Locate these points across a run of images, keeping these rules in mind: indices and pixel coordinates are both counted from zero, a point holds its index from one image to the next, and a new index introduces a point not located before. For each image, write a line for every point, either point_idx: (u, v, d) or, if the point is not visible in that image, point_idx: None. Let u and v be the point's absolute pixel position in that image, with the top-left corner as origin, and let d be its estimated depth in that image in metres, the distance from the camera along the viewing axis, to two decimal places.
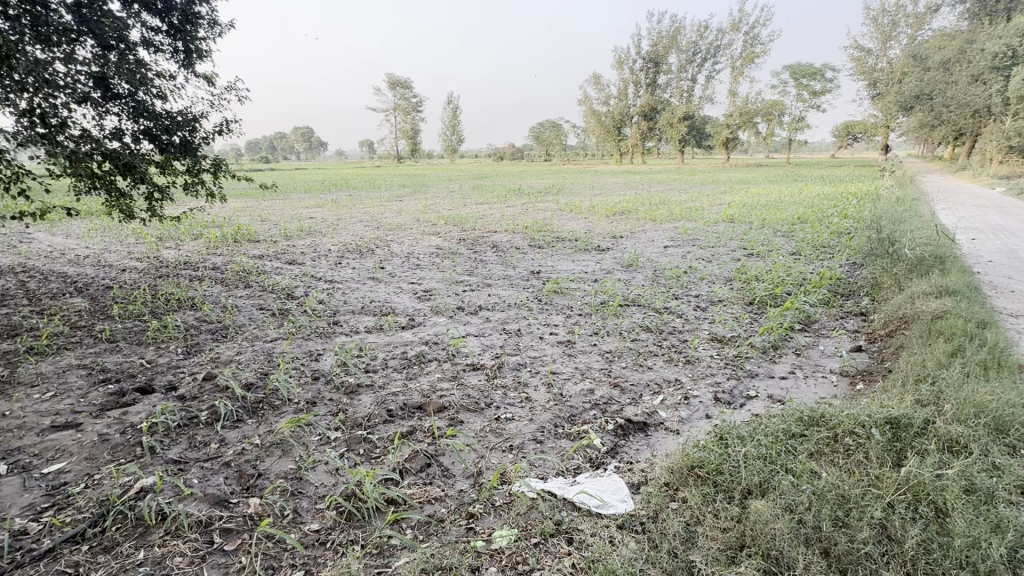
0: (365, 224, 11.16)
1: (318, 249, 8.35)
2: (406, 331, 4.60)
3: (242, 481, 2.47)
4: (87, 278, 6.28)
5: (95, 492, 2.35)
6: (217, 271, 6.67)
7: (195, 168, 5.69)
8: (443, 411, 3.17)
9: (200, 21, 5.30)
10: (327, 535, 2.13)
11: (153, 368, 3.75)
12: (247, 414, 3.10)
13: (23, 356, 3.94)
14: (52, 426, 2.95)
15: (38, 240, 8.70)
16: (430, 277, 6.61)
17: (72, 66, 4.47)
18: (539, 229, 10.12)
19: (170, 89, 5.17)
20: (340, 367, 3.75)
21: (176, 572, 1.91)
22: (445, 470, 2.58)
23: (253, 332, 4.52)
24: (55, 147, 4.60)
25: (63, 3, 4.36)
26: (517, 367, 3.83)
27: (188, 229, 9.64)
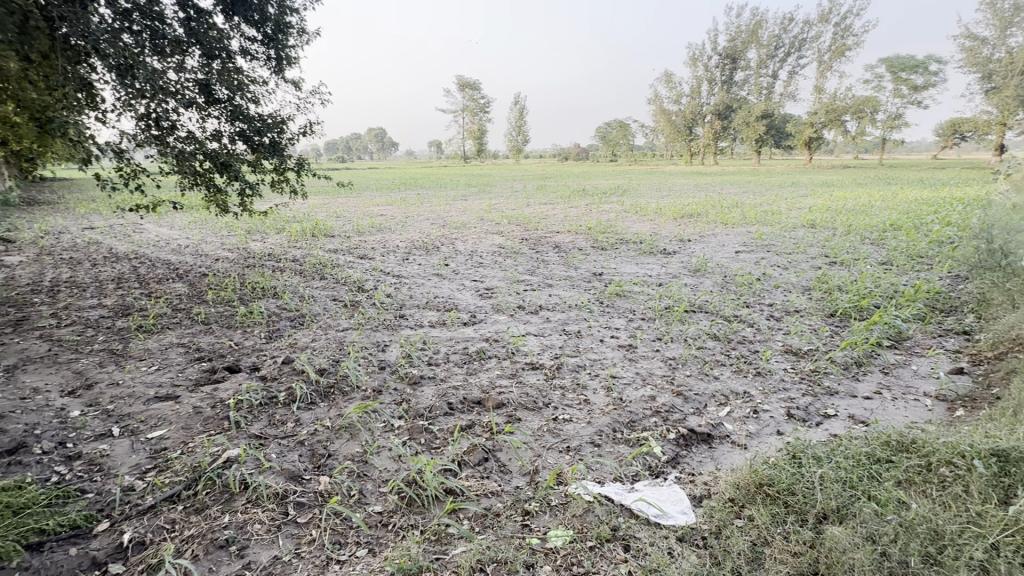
0: (431, 222, 11.51)
1: (387, 245, 8.72)
2: (467, 327, 4.71)
3: (315, 459, 2.64)
4: (187, 266, 6.97)
5: (190, 458, 2.61)
6: (297, 263, 7.16)
7: (282, 167, 6.09)
8: (501, 407, 3.21)
9: (291, 30, 5.70)
10: (389, 517, 2.22)
11: (239, 350, 4.10)
12: (320, 398, 3.31)
13: (134, 332, 4.45)
14: (156, 396, 3.31)
15: (148, 231, 9.77)
16: (493, 275, 6.72)
17: (182, 75, 4.97)
18: (603, 230, 9.98)
19: (263, 94, 5.60)
20: (405, 358, 3.91)
21: (256, 538, 2.08)
22: (502, 466, 2.61)
23: (326, 321, 4.81)
24: (165, 147, 5.21)
25: (177, 19, 4.89)
26: (576, 369, 3.81)
27: (273, 223, 10.42)
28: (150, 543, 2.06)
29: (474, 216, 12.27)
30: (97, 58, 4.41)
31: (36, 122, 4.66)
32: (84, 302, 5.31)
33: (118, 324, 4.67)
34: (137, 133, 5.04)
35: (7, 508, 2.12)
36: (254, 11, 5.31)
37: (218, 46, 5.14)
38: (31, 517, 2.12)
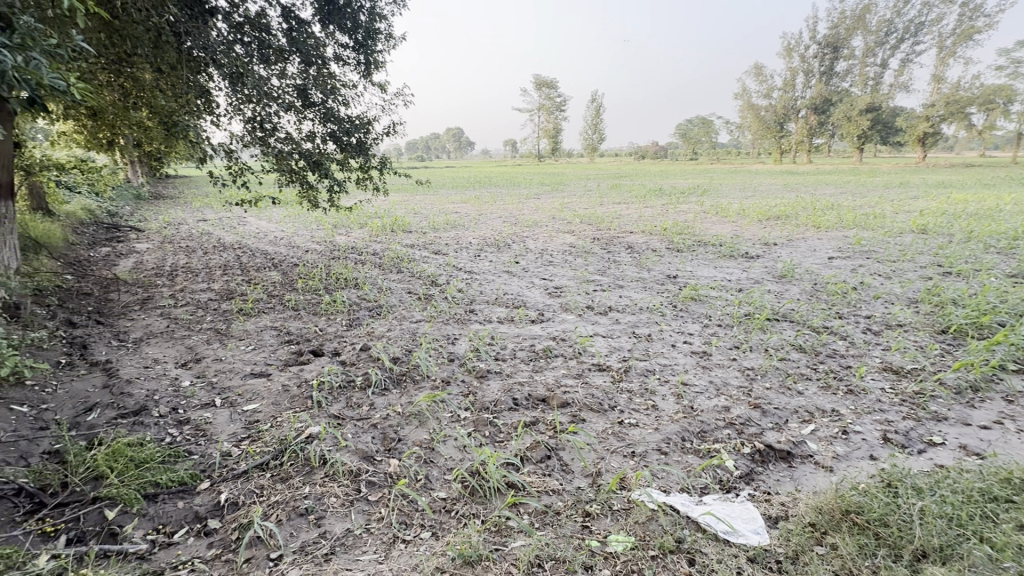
0: (504, 220, 11.69)
1: (461, 241, 8.96)
2: (535, 325, 4.74)
3: (386, 442, 2.79)
4: (281, 256, 7.61)
5: (278, 432, 2.86)
6: (377, 257, 7.57)
7: (367, 165, 6.43)
8: (566, 407, 3.20)
9: (380, 35, 6.02)
10: (452, 504, 2.30)
11: (323, 335, 4.42)
12: (393, 384, 3.48)
13: (236, 315, 4.95)
14: (251, 373, 3.66)
15: (250, 223, 10.77)
16: (562, 274, 6.69)
17: (283, 81, 5.43)
18: (680, 231, 9.58)
19: (352, 97, 5.97)
20: (473, 352, 4.00)
21: (332, 510, 2.24)
22: (565, 465, 2.60)
23: (401, 313, 5.04)
24: (267, 148, 5.71)
25: (281, 30, 5.36)
26: (645, 373, 3.70)
27: (357, 219, 11.09)
28: (242, 504, 2.28)
29: (546, 215, 12.26)
30: (215, 67, 4.95)
31: (165, 126, 5.30)
32: (196, 285, 5.98)
33: (222, 306, 5.20)
34: (245, 135, 5.58)
35: (130, 462, 2.47)
36: (347, 19, 5.68)
37: (316, 53, 5.55)
38: (149, 471, 2.44)
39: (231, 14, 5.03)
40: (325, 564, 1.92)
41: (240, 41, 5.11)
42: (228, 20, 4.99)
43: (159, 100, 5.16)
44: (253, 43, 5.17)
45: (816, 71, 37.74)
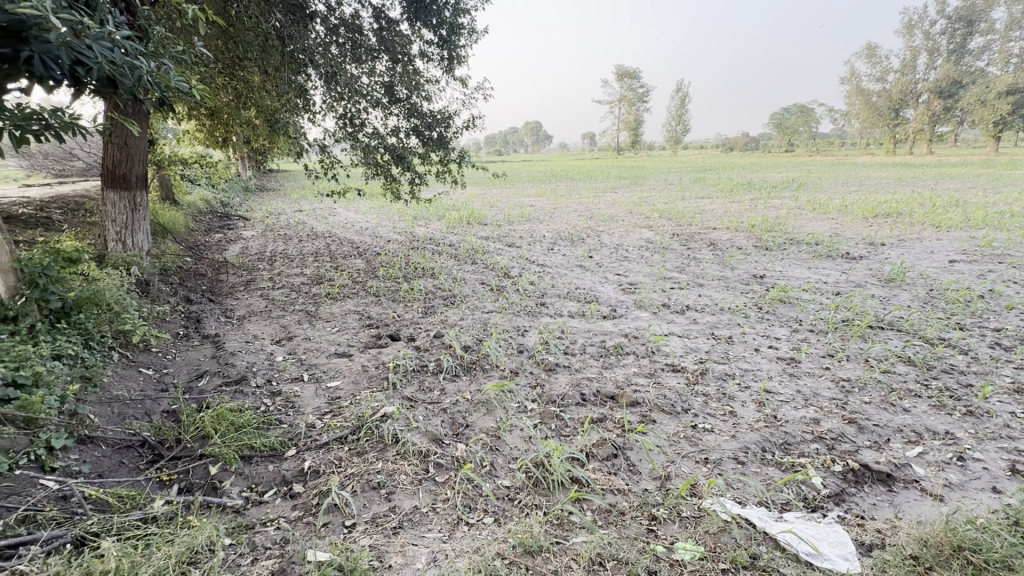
0: (579, 214, 11.53)
1: (535, 235, 8.97)
2: (607, 320, 4.64)
3: (454, 427, 2.87)
4: (366, 245, 8.08)
5: (356, 409, 3.05)
6: (453, 248, 7.79)
7: (446, 159, 6.62)
8: (635, 406, 3.10)
9: (463, 30, 6.15)
10: (516, 493, 2.32)
11: (400, 321, 4.63)
12: (463, 371, 3.58)
13: (324, 298, 5.33)
14: (335, 353, 3.93)
15: (340, 214, 11.53)
16: (638, 270, 6.49)
17: (372, 78, 5.74)
18: (770, 228, 8.89)
19: (435, 92, 6.17)
20: (542, 345, 4.00)
21: (401, 487, 2.34)
22: (632, 466, 2.52)
23: (474, 303, 5.15)
24: (356, 142, 6.07)
25: (372, 29, 5.65)
26: (723, 377, 3.49)
27: (436, 211, 11.47)
28: (323, 473, 2.45)
29: (623, 209, 11.92)
30: (313, 68, 5.34)
31: (269, 123, 5.81)
32: (291, 270, 6.51)
33: (312, 290, 5.62)
34: (337, 130, 5.98)
35: (231, 425, 2.75)
36: (433, 16, 5.84)
37: (402, 51, 5.78)
38: (246, 434, 2.70)
39: (328, 17, 5.39)
40: (393, 537, 2.01)
41: (335, 42, 5.47)
42: (325, 23, 5.35)
43: (265, 100, 5.65)
44: (347, 44, 5.51)
45: (943, 49, 33.26)
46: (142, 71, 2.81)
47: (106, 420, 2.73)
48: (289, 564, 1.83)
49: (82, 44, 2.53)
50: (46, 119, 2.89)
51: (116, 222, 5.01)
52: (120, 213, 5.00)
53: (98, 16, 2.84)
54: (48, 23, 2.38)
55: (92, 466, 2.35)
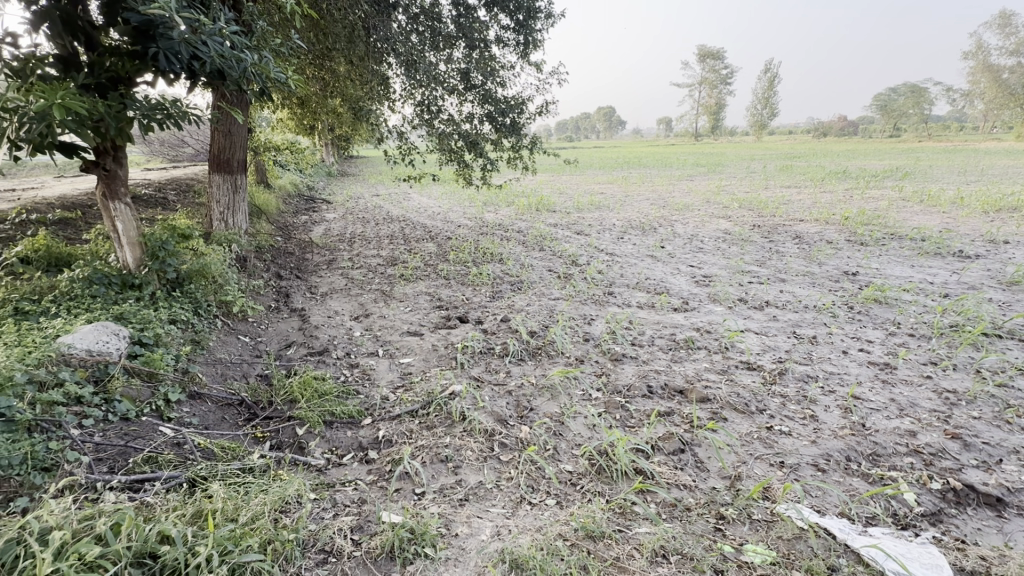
0: (652, 202, 11.15)
1: (604, 223, 8.80)
2: (678, 313, 4.49)
3: (519, 410, 2.93)
4: (438, 229, 8.33)
5: (427, 385, 3.19)
6: (521, 234, 7.84)
7: (518, 145, 6.62)
8: (706, 402, 2.99)
9: (540, 14, 6.10)
10: (578, 479, 2.33)
11: (468, 304, 4.76)
12: (529, 356, 3.62)
13: (398, 279, 5.59)
14: (407, 331, 4.12)
15: (414, 199, 11.96)
16: (713, 262, 6.19)
17: (450, 65, 5.84)
18: (866, 221, 8.10)
19: (509, 78, 6.18)
20: (609, 334, 3.95)
21: (467, 463, 2.43)
22: (700, 462, 2.45)
23: (540, 289, 5.17)
24: (432, 129, 6.23)
25: (451, 17, 5.75)
26: (805, 378, 3.27)
27: (505, 197, 11.55)
28: (395, 442, 2.60)
29: (699, 198, 11.36)
30: (394, 56, 5.55)
31: (353, 111, 6.10)
32: (368, 251, 6.87)
33: (387, 271, 5.91)
34: (414, 118, 6.17)
35: (316, 392, 2.99)
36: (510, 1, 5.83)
37: (479, 37, 5.84)
38: (328, 401, 2.93)
39: (410, 6, 5.55)
40: (459, 508, 2.11)
41: (415, 30, 5.63)
42: (407, 12, 5.51)
43: (350, 89, 5.95)
44: (427, 32, 5.66)
45: None
46: (247, 63, 3.06)
47: (212, 379, 3.06)
48: (365, 522, 1.97)
49: (198, 39, 2.81)
50: (167, 109, 3.25)
51: (220, 203, 5.54)
52: (224, 195, 5.52)
53: (211, 14, 3.14)
54: (172, 22, 2.68)
55: (200, 418, 2.66)
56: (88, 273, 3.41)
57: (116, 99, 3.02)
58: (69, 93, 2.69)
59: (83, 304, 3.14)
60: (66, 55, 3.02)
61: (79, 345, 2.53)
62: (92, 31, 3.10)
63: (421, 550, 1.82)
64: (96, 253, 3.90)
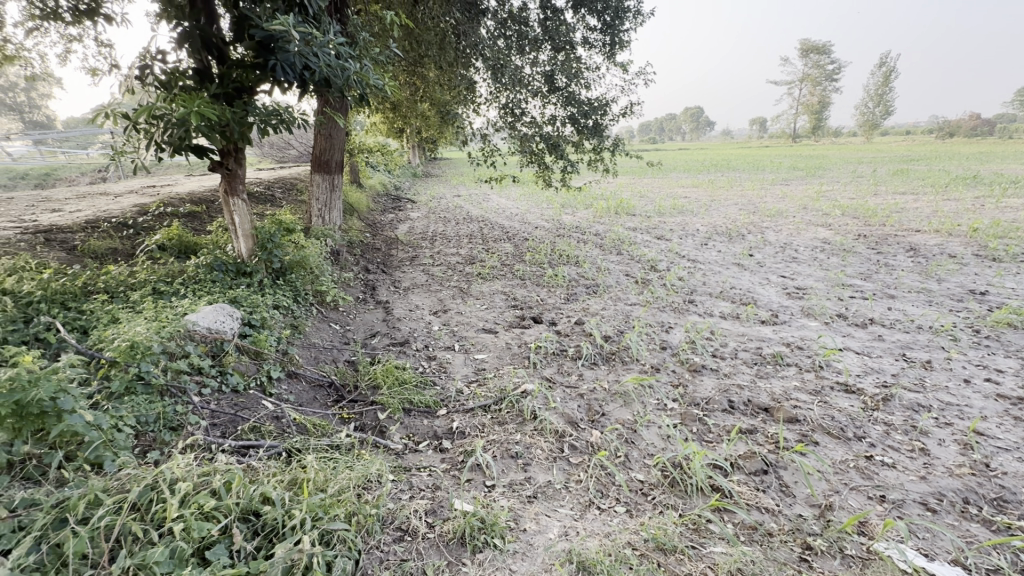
0: (741, 207, 10.52)
1: (687, 228, 8.44)
2: (765, 326, 4.21)
3: (590, 414, 2.90)
4: (515, 230, 8.45)
5: (499, 381, 3.26)
6: (599, 237, 7.73)
7: (600, 147, 6.53)
8: (794, 423, 2.78)
9: (628, 14, 5.98)
10: (650, 489, 2.27)
11: (543, 305, 4.78)
12: (601, 360, 3.58)
13: (476, 277, 5.75)
14: (482, 328, 4.23)
15: (493, 200, 12.22)
16: (809, 273, 5.72)
17: (534, 68, 5.91)
18: (1000, 234, 7.07)
19: (593, 79, 6.12)
20: (688, 343, 3.79)
21: (537, 461, 2.46)
22: (785, 486, 2.28)
23: (617, 294, 5.08)
24: (514, 131, 6.33)
25: (538, 20, 5.82)
26: (914, 407, 2.93)
27: (584, 199, 11.44)
28: (468, 435, 2.69)
29: (795, 204, 10.52)
30: (481, 61, 5.72)
31: (441, 115, 6.36)
32: (448, 250, 7.12)
33: (465, 269, 6.10)
34: (497, 121, 6.31)
35: (396, 380, 3.17)
36: (599, 2, 5.78)
37: (565, 39, 5.84)
38: (408, 390, 3.09)
39: (498, 12, 5.72)
40: (528, 505, 2.13)
41: (503, 35, 5.77)
42: (496, 18, 5.67)
43: (439, 93, 6.22)
44: (514, 36, 5.78)
45: None
46: (350, 71, 3.32)
47: (306, 361, 3.34)
48: (438, 507, 2.06)
49: (310, 51, 3.09)
50: (281, 115, 3.62)
51: (319, 200, 6.03)
52: (323, 193, 6.00)
53: (321, 27, 3.43)
54: (289, 36, 2.99)
55: (296, 396, 2.92)
56: (210, 260, 3.86)
57: (240, 107, 3.40)
58: (204, 102, 3.08)
59: (205, 288, 3.56)
60: (202, 68, 3.46)
61: (201, 323, 2.86)
62: (222, 46, 3.49)
63: (490, 541, 1.87)
64: (216, 242, 4.40)
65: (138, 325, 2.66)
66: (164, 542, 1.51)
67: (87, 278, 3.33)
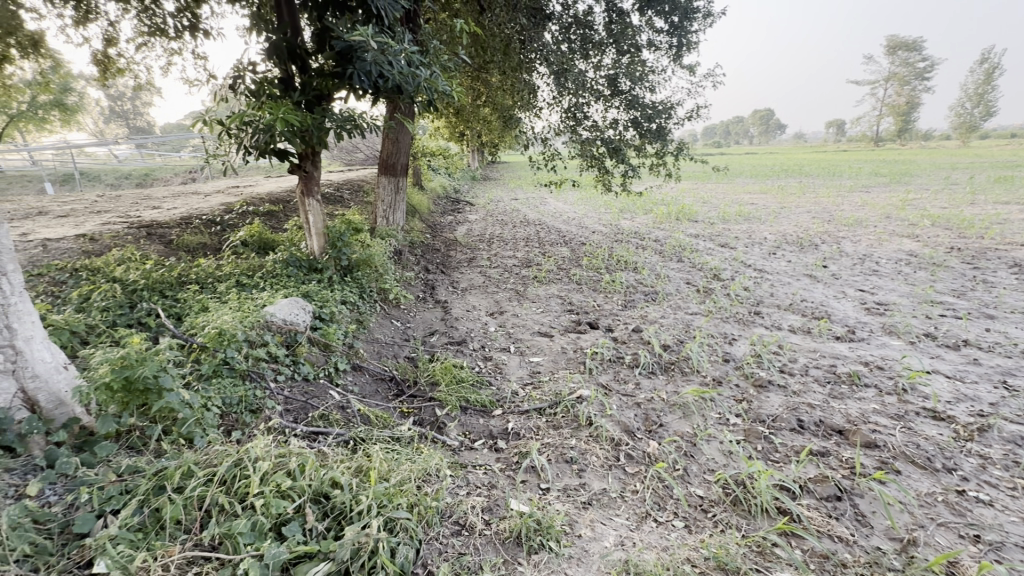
0: (814, 215, 9.91)
1: (753, 236, 8.06)
2: (840, 342, 3.94)
3: (647, 424, 2.84)
4: (572, 235, 8.41)
5: (555, 385, 3.26)
6: (658, 244, 7.55)
7: (663, 151, 6.37)
8: (872, 449, 2.58)
9: (698, 14, 5.81)
10: (710, 506, 2.19)
11: (599, 311, 4.73)
12: (660, 370, 3.49)
13: (532, 281, 5.78)
14: (537, 332, 4.25)
15: (550, 203, 12.23)
16: (892, 288, 5.29)
17: (598, 72, 5.87)
18: None
19: (659, 82, 5.99)
20: (753, 357, 3.62)
21: (592, 468, 2.44)
22: (861, 516, 2.13)
23: (676, 302, 4.93)
24: (575, 135, 6.31)
25: (603, 24, 5.78)
26: (1018, 440, 2.63)
27: (643, 205, 11.22)
28: (523, 436, 2.71)
29: (876, 213, 9.78)
30: (545, 65, 5.76)
31: (502, 119, 6.45)
32: (505, 252, 7.20)
33: (522, 272, 6.15)
34: (559, 125, 6.31)
35: (454, 378, 3.24)
36: (667, 3, 5.66)
37: (630, 42, 5.74)
38: (465, 388, 3.15)
39: (563, 17, 5.74)
40: (583, 511, 2.12)
41: (567, 40, 5.78)
42: (560, 23, 5.69)
43: (502, 99, 6.32)
44: (578, 40, 5.77)
45: None
46: (421, 78, 3.45)
47: (370, 355, 3.50)
48: (494, 505, 2.09)
49: (385, 59, 3.24)
50: (355, 120, 3.82)
51: (385, 202, 6.29)
52: (388, 195, 6.25)
53: (396, 37, 3.60)
54: (368, 45, 3.15)
55: (361, 388, 3.07)
56: (286, 256, 4.13)
57: (320, 113, 3.62)
58: (288, 109, 3.31)
59: (281, 282, 3.82)
60: (286, 78, 3.72)
61: (278, 315, 3.06)
62: (304, 57, 3.72)
63: (545, 543, 1.87)
64: (292, 240, 4.70)
65: (223, 314, 2.90)
66: (246, 515, 1.65)
67: (182, 270, 3.66)
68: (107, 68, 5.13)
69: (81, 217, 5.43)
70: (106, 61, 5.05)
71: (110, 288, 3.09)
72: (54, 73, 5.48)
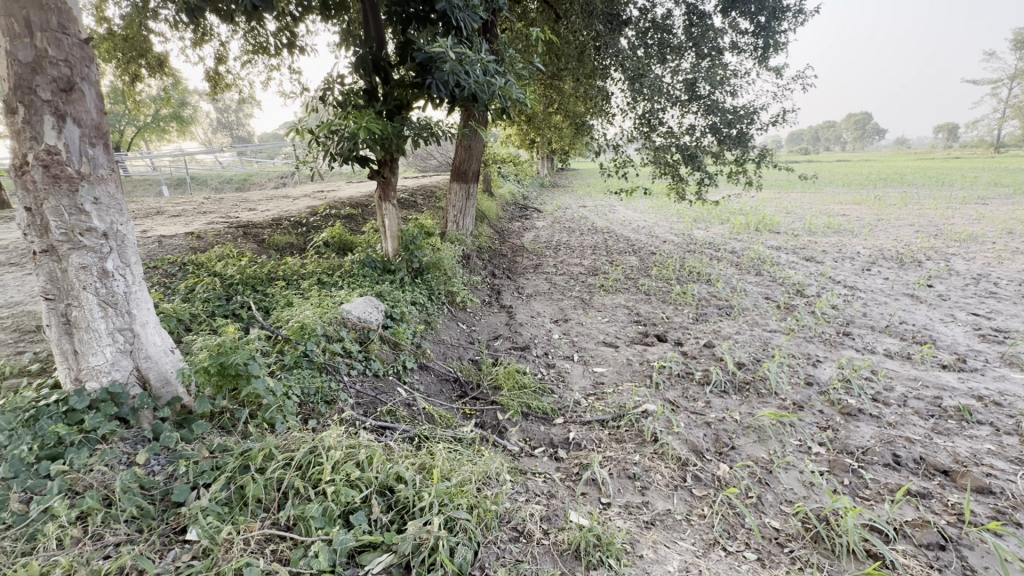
0: (917, 229, 8.96)
1: (844, 250, 7.41)
2: (947, 371, 3.51)
3: (718, 445, 2.68)
4: (642, 243, 8.19)
5: (619, 398, 3.17)
6: (735, 255, 7.15)
7: (743, 159, 6.00)
8: (985, 495, 2.26)
9: (788, 14, 5.48)
10: (786, 540, 2.03)
11: (669, 323, 4.56)
12: (733, 389, 3.29)
13: (599, 289, 5.68)
14: (602, 342, 4.16)
15: (620, 211, 12.02)
16: (1015, 314, 4.63)
17: (675, 77, 5.67)
18: None
19: (741, 86, 5.69)
20: (841, 382, 3.32)
21: (656, 486, 2.34)
22: (970, 570, 1.87)
23: (754, 318, 4.63)
24: (649, 141, 6.13)
25: (683, 27, 5.60)
26: None
27: (719, 214, 10.70)
28: (584, 448, 2.65)
29: (996, 228, 8.65)
30: (620, 71, 5.69)
31: (574, 126, 6.44)
32: (572, 259, 7.15)
33: (588, 280, 6.07)
34: (632, 131, 6.19)
35: (516, 384, 3.25)
36: (753, 3, 5.39)
37: (711, 45, 5.51)
38: (527, 394, 3.15)
39: (640, 22, 5.65)
40: (645, 530, 2.04)
41: (644, 45, 5.68)
42: (637, 28, 5.60)
43: (575, 105, 6.30)
44: (655, 45, 5.64)
45: None
46: (495, 87, 3.51)
47: (436, 355, 3.60)
48: (553, 515, 2.07)
49: (462, 69, 3.34)
50: (431, 128, 3.96)
51: (456, 207, 6.47)
52: (459, 201, 6.41)
53: (474, 47, 3.70)
54: (447, 55, 3.26)
55: (426, 387, 3.16)
56: (363, 257, 4.36)
57: (399, 122, 3.78)
58: (371, 118, 3.49)
59: (358, 281, 4.04)
60: (370, 89, 3.94)
61: (353, 312, 3.22)
62: (388, 68, 3.95)
63: (605, 559, 1.82)
64: (369, 242, 4.96)
65: (306, 309, 3.11)
66: (319, 500, 1.74)
67: (272, 267, 3.97)
68: (217, 83, 5.69)
69: (191, 217, 6.06)
70: (216, 77, 5.61)
71: (211, 281, 3.42)
72: (175, 89, 6.18)
